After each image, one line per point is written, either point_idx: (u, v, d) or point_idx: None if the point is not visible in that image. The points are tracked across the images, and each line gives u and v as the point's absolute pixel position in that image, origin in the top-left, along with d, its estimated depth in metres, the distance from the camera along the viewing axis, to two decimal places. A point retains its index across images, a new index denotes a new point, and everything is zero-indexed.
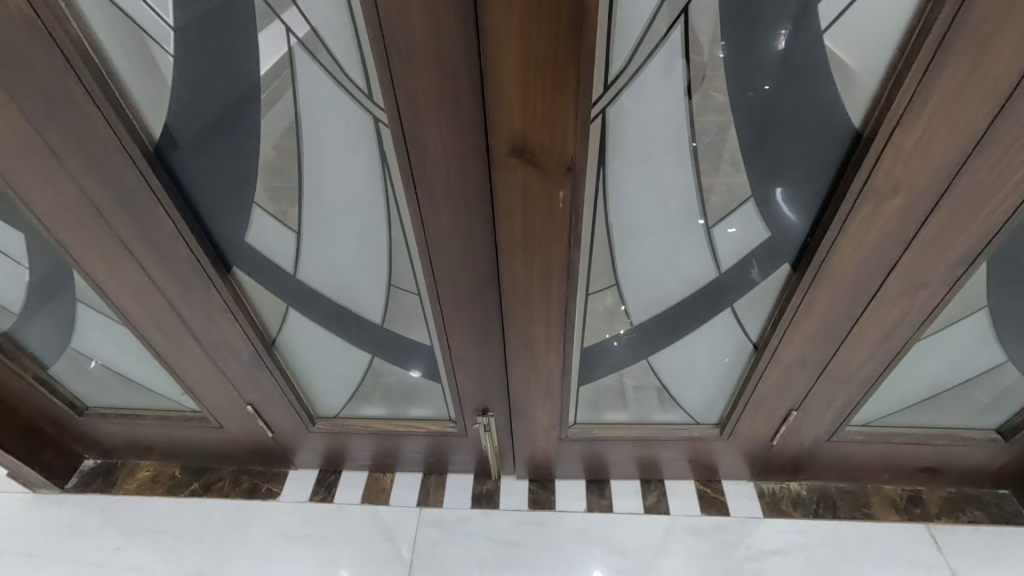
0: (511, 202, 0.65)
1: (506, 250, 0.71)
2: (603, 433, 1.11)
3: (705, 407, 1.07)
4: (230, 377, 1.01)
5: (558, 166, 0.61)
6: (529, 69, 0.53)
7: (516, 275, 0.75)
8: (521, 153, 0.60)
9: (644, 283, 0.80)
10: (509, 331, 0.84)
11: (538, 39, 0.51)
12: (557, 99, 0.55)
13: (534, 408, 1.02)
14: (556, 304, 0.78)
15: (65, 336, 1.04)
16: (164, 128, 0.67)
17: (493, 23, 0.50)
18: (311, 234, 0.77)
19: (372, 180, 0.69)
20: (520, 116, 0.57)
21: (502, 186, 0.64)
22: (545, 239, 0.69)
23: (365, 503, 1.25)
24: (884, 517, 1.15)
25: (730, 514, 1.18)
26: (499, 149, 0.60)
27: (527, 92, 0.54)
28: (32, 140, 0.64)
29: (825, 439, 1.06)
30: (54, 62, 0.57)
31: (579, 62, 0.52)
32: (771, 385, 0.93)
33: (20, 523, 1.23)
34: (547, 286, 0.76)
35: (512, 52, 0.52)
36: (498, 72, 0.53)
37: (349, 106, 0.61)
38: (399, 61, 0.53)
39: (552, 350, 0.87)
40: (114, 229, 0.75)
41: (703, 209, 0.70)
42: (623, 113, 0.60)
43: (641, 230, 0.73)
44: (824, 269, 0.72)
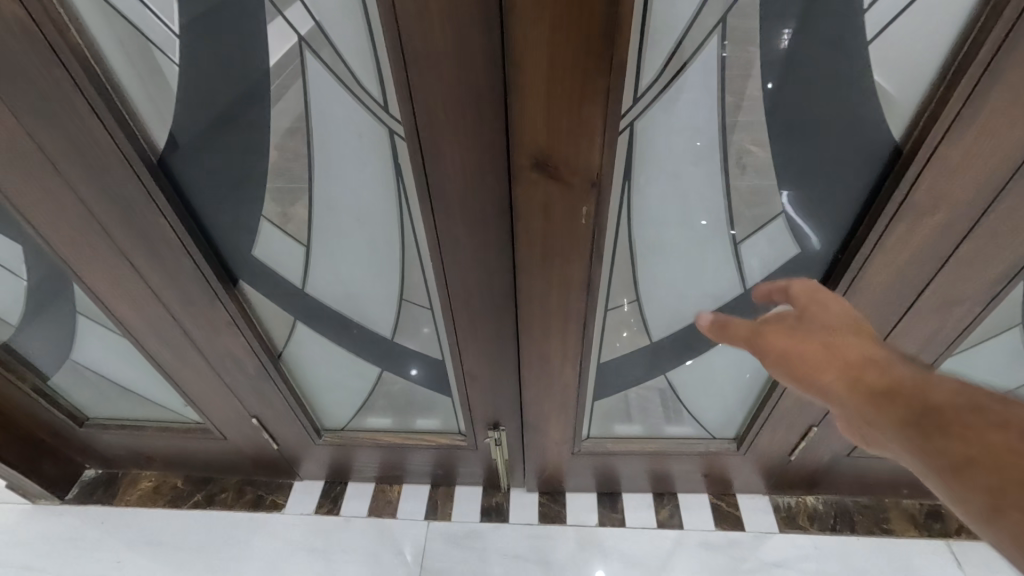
0: (531, 218, 0.62)
1: (524, 266, 0.68)
2: (616, 447, 1.08)
3: (722, 420, 1.04)
4: (234, 390, 0.98)
5: (582, 181, 0.58)
6: (555, 81, 0.50)
7: (534, 290, 0.72)
8: (544, 167, 0.57)
9: (665, 298, 0.78)
10: (524, 346, 0.82)
11: (565, 51, 0.48)
12: (584, 112, 0.52)
13: (546, 423, 0.99)
14: (574, 320, 0.76)
15: (64, 347, 1.01)
16: (169, 138, 0.64)
17: (519, 32, 0.47)
18: (321, 246, 0.75)
19: (386, 193, 0.66)
20: (544, 130, 0.54)
21: (522, 201, 0.61)
22: (566, 255, 0.66)
23: (371, 516, 1.22)
24: (903, 533, 1.13)
25: (745, 529, 1.16)
26: (520, 164, 0.57)
27: (553, 105, 0.52)
28: (30, 150, 0.61)
29: (845, 455, 1.04)
30: (53, 71, 0.54)
31: (608, 74, 0.49)
32: (793, 400, 0.91)
33: (19, 535, 1.20)
34: (566, 302, 0.73)
35: (539, 63, 0.49)
36: (522, 84, 0.50)
37: (364, 118, 0.59)
38: (418, 73, 0.50)
39: (568, 366, 0.84)
40: (115, 241, 0.72)
41: (732, 224, 0.68)
42: (651, 125, 0.58)
43: (666, 245, 0.71)
44: (855, 287, 0.70)
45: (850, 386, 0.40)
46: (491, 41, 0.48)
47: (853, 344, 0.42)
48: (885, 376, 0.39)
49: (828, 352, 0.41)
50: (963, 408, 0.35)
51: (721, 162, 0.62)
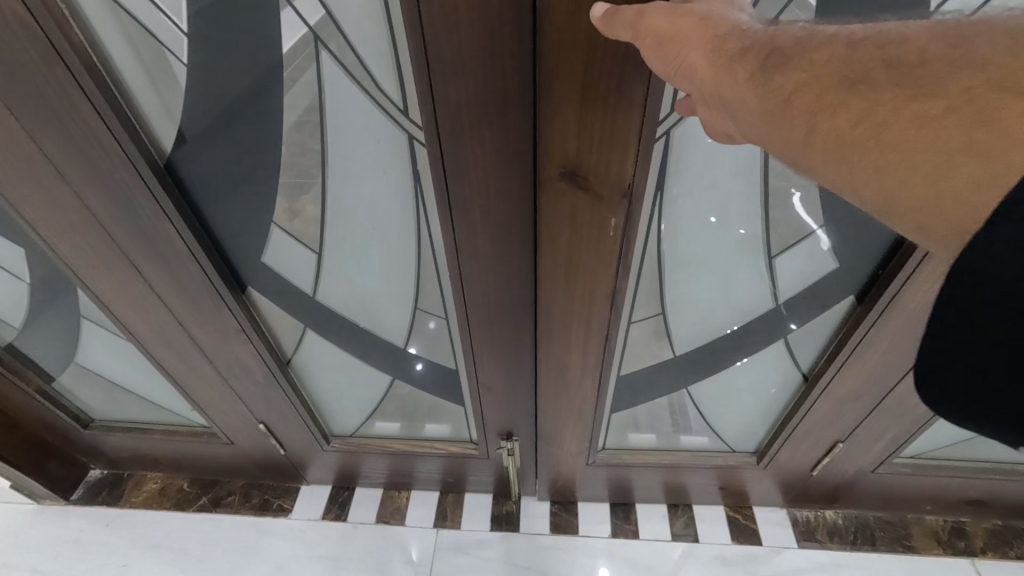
0: (557, 228, 0.59)
1: (547, 278, 0.65)
2: (632, 460, 1.05)
3: (743, 434, 1.02)
4: (242, 396, 0.96)
5: (613, 191, 0.55)
6: (590, 86, 0.46)
7: (557, 302, 0.69)
8: (573, 177, 0.54)
9: (692, 311, 0.76)
10: (542, 358, 0.79)
11: (602, 56, 0.44)
12: (619, 120, 0.49)
13: (563, 434, 0.97)
14: (596, 333, 0.73)
15: (69, 349, 0.98)
16: (176, 141, 0.61)
17: (554, 35, 0.44)
18: (333, 254, 0.72)
19: (403, 200, 0.63)
20: (575, 139, 0.51)
21: (549, 212, 0.58)
22: (591, 267, 0.63)
23: (380, 523, 1.20)
24: (926, 551, 1.10)
25: (762, 543, 1.13)
26: (547, 172, 0.54)
27: (586, 112, 0.48)
28: (29, 151, 0.58)
29: (870, 470, 1.00)
30: (54, 71, 0.51)
31: (647, 79, 0.46)
32: (820, 415, 0.88)
33: (24, 536, 1.19)
34: (588, 315, 0.70)
35: (573, 69, 0.46)
36: (555, 89, 0.47)
37: (383, 122, 0.56)
38: (442, 77, 0.47)
39: (588, 378, 0.81)
40: (120, 246, 0.69)
41: (766, 239, 0.66)
42: (687, 133, 0.55)
43: (697, 258, 0.69)
44: (896, 303, 0.67)
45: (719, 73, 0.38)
46: (522, 44, 0.45)
47: (736, 36, 0.40)
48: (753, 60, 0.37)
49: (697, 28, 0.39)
50: (802, 55, 0.35)
51: (763, 176, 0.60)
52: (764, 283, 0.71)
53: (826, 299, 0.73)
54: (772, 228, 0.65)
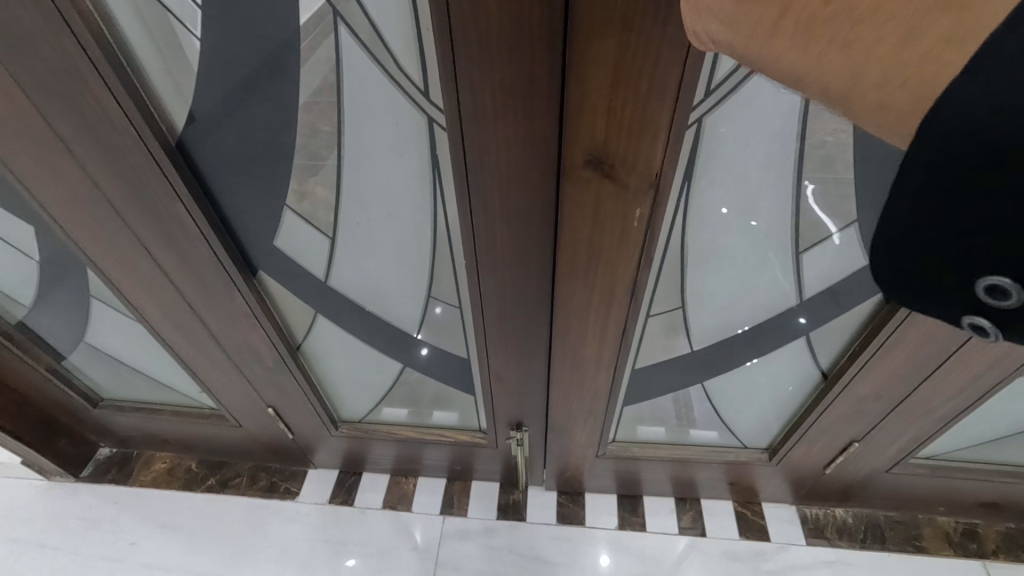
0: (580, 218, 0.58)
1: (566, 269, 0.64)
2: (642, 455, 1.04)
3: (756, 432, 1.00)
4: (252, 380, 0.95)
5: (640, 180, 0.53)
6: (621, 71, 0.44)
7: (576, 293, 0.67)
8: (598, 165, 0.52)
9: (712, 307, 0.74)
10: (557, 351, 0.78)
11: (636, 39, 0.42)
12: (650, 106, 0.47)
13: (573, 426, 0.96)
14: (614, 327, 0.71)
15: (78, 328, 0.98)
16: (188, 118, 0.59)
17: (587, 15, 0.41)
18: (346, 239, 0.70)
19: (420, 185, 0.62)
20: (603, 123, 0.48)
21: (570, 201, 0.56)
22: (613, 260, 0.61)
23: (386, 508, 1.20)
24: (936, 551, 1.09)
25: (771, 539, 1.12)
26: (572, 160, 0.52)
27: (616, 97, 0.46)
28: (37, 127, 0.57)
29: (884, 470, 0.99)
30: (62, 42, 0.49)
31: (684, 65, 0.44)
32: (837, 414, 0.86)
33: (35, 511, 1.20)
34: (606, 308, 0.68)
35: (606, 50, 0.43)
36: (585, 72, 0.45)
37: (402, 103, 0.54)
38: (466, 56, 0.45)
39: (603, 373, 0.80)
40: (131, 227, 0.68)
41: (795, 234, 0.64)
42: (719, 122, 0.53)
43: (721, 253, 0.67)
44: None
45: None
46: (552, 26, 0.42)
47: None
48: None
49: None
50: None
51: (793, 171, 0.58)
52: (788, 280, 0.69)
53: (854, 298, 0.70)
54: (800, 224, 0.63)
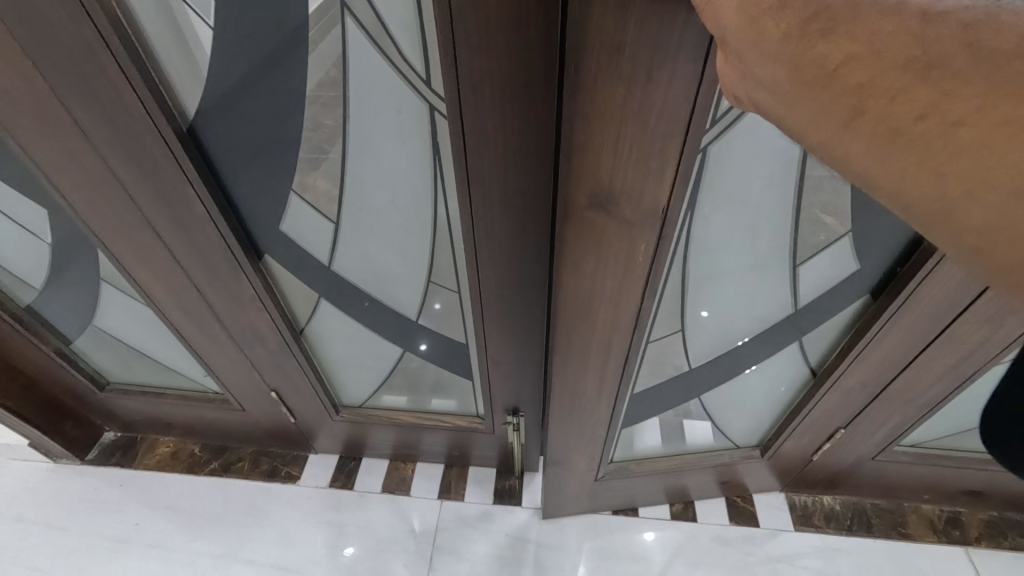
0: (582, 256, 0.58)
1: (567, 302, 0.64)
2: (633, 474, 1.05)
3: (748, 430, 1.04)
4: (256, 364, 0.98)
5: (645, 217, 0.54)
6: (629, 109, 0.45)
7: (579, 323, 0.67)
8: (602, 206, 0.53)
9: (708, 316, 0.76)
10: (558, 384, 0.77)
11: (644, 78, 0.42)
12: (657, 149, 0.48)
13: (572, 455, 0.95)
14: (616, 357, 0.73)
15: (86, 311, 1.00)
16: (199, 105, 0.61)
17: (591, 72, 0.43)
18: (350, 225, 0.73)
19: (423, 172, 0.64)
20: (608, 168, 0.50)
21: (574, 238, 0.57)
22: (617, 290, 0.62)
23: (385, 492, 1.23)
24: (920, 538, 1.12)
25: (760, 525, 1.15)
26: (576, 200, 0.53)
27: (622, 143, 0.47)
28: (56, 112, 0.59)
29: (870, 458, 1.02)
30: (81, 29, 0.52)
31: (694, 100, 0.44)
32: (827, 409, 0.89)
33: (42, 492, 1.23)
34: (611, 339, 0.70)
35: (610, 101, 0.44)
36: (587, 125, 0.46)
37: (405, 92, 0.56)
38: (467, 48, 0.48)
39: (603, 399, 0.81)
40: (142, 211, 0.70)
41: (795, 249, 0.67)
42: (724, 149, 0.54)
43: (718, 272, 0.70)
44: (906, 305, 0.68)
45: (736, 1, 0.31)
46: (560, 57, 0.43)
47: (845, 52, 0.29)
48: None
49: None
50: None
51: (796, 185, 0.60)
52: (785, 281, 0.72)
53: (842, 291, 0.73)
54: (800, 227, 0.65)
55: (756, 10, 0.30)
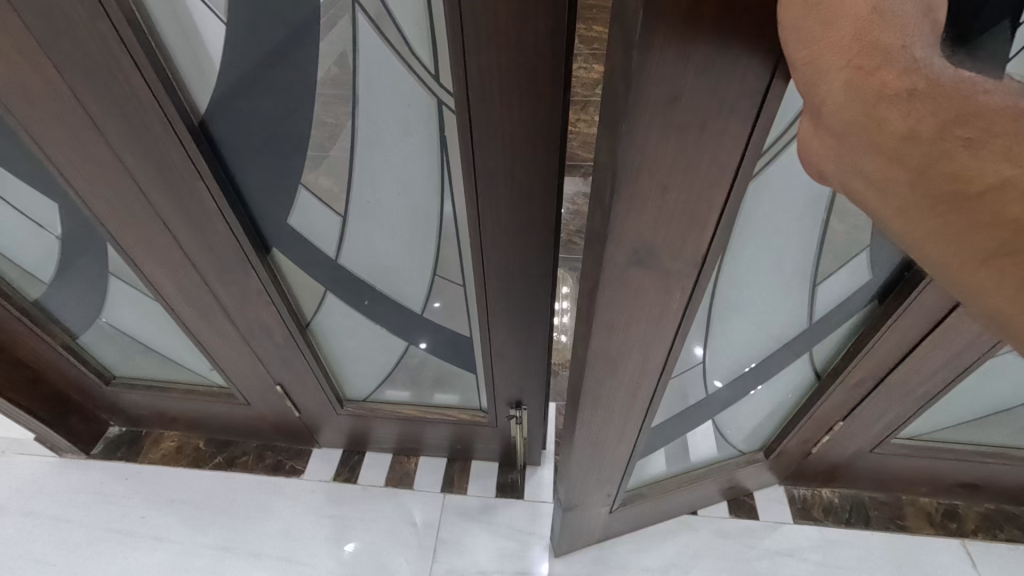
0: (614, 312, 0.53)
1: (590, 355, 0.58)
2: (648, 504, 1.05)
3: (752, 436, 1.05)
4: (262, 358, 0.99)
5: (688, 262, 0.49)
6: (677, 161, 0.39)
7: (608, 372, 0.62)
8: (642, 259, 0.47)
9: (732, 343, 0.77)
10: (580, 431, 0.72)
11: (700, 126, 0.37)
12: (707, 197, 0.42)
13: (587, 494, 0.91)
14: (642, 397, 0.69)
15: (93, 305, 1.01)
16: (210, 100, 0.62)
17: (642, 131, 0.36)
18: (357, 219, 0.74)
19: (430, 165, 0.65)
20: (653, 221, 0.44)
21: (610, 296, 0.50)
22: (646, 334, 0.57)
23: (388, 486, 1.24)
24: (918, 530, 1.13)
25: (759, 518, 1.16)
26: (612, 259, 0.47)
27: (669, 197, 0.42)
28: (71, 106, 0.60)
29: (868, 450, 1.03)
30: (96, 23, 0.53)
31: (746, 145, 0.39)
32: (830, 406, 0.91)
33: (48, 485, 1.24)
34: (638, 380, 0.66)
35: (662, 155, 0.38)
36: (636, 184, 0.40)
37: (413, 87, 0.58)
38: (476, 45, 0.49)
39: (625, 437, 0.78)
40: (153, 205, 0.71)
41: (816, 273, 0.69)
42: (759, 186, 0.54)
43: (740, 303, 0.71)
44: (911, 305, 0.70)
45: (846, 75, 0.25)
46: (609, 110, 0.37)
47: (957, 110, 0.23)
48: (906, 76, 0.23)
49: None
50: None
51: (826, 205, 0.60)
52: (804, 295, 0.72)
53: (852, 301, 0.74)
54: (821, 244, 0.65)
55: (873, 94, 0.24)
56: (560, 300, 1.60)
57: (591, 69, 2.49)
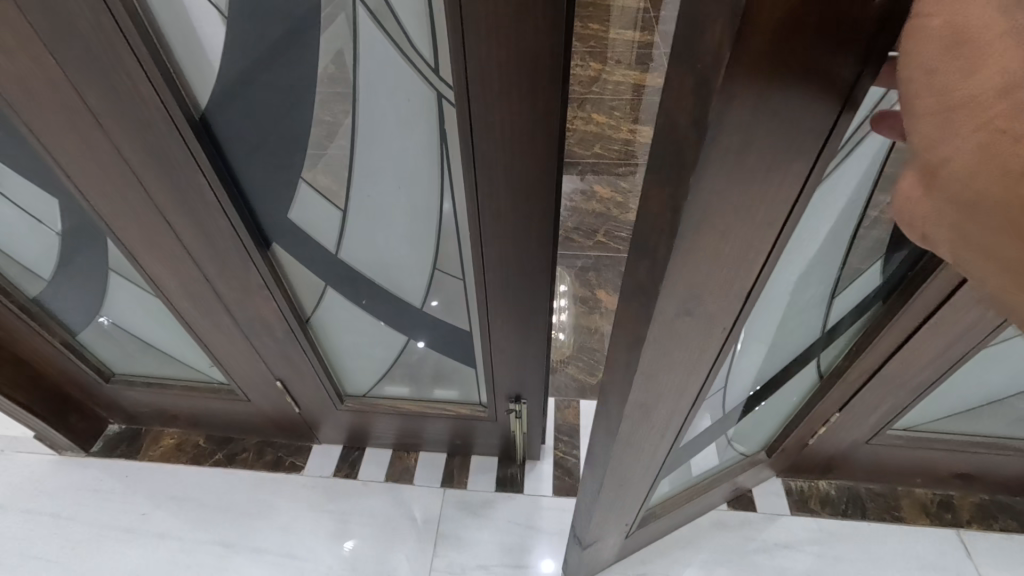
0: (658, 354, 0.50)
1: (627, 397, 0.56)
2: (657, 522, 1.02)
3: (756, 437, 1.06)
4: (262, 353, 0.99)
5: (736, 297, 0.46)
6: (741, 204, 0.36)
7: (644, 412, 0.60)
8: (692, 304, 0.45)
9: (755, 359, 0.77)
10: (611, 470, 0.70)
11: (773, 169, 0.34)
12: (767, 234, 0.40)
13: (609, 526, 0.88)
14: (673, 427, 0.67)
15: (93, 302, 1.02)
16: (211, 96, 0.62)
17: (712, 177, 0.33)
18: (358, 213, 0.74)
19: (429, 159, 0.66)
20: (709, 266, 0.41)
21: (657, 341, 0.48)
22: (684, 370, 0.55)
23: (388, 481, 1.25)
24: (914, 521, 1.14)
25: (757, 510, 1.17)
26: (663, 308, 0.44)
27: (728, 240, 0.39)
28: (73, 102, 0.61)
29: (864, 442, 1.04)
30: (97, 17, 0.53)
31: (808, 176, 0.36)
32: (831, 403, 0.93)
33: (48, 483, 1.24)
34: (670, 413, 0.64)
35: (726, 199, 0.35)
36: (696, 233, 0.37)
37: (413, 80, 0.58)
38: (476, 37, 0.50)
39: (652, 466, 0.76)
40: (154, 200, 0.72)
41: (837, 281, 0.73)
42: (811, 214, 0.53)
43: (764, 326, 0.71)
44: (911, 303, 0.72)
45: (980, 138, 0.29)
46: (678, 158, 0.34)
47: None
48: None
49: (991, 35, 0.27)
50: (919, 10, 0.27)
51: (856, 218, 0.63)
52: (823, 300, 0.75)
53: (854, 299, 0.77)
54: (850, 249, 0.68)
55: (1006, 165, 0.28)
56: (558, 298, 1.61)
57: (589, 68, 2.50)
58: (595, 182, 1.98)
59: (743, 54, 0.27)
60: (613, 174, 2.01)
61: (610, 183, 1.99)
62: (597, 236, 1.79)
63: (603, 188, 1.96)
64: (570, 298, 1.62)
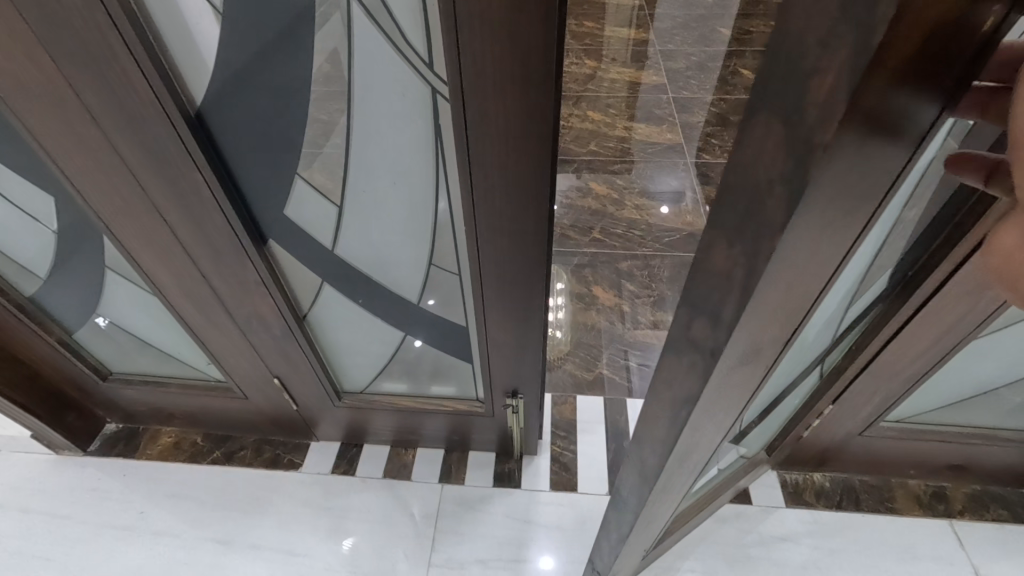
0: (708, 403, 0.46)
1: (673, 444, 0.51)
2: (670, 536, 1.00)
3: (761, 441, 1.05)
4: (260, 350, 0.99)
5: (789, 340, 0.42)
6: (820, 251, 0.32)
7: (685, 455, 0.55)
8: (749, 353, 0.40)
9: (780, 378, 0.74)
10: (646, 508, 0.65)
11: (860, 220, 0.30)
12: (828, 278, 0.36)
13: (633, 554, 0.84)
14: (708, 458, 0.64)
15: (89, 300, 1.02)
16: (206, 92, 0.63)
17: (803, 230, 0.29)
18: (354, 209, 0.74)
19: (424, 154, 0.66)
20: (774, 317, 0.36)
21: (711, 391, 0.43)
22: (729, 410, 0.51)
23: (386, 477, 1.25)
24: (908, 512, 1.16)
25: (753, 503, 1.18)
26: (720, 359, 0.39)
27: (796, 290, 0.34)
28: (68, 98, 0.61)
29: (857, 434, 1.05)
30: (93, 14, 0.53)
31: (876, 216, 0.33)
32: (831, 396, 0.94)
33: (45, 482, 1.24)
34: (707, 449, 0.59)
35: (807, 252, 0.31)
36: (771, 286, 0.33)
37: (408, 75, 0.58)
38: (469, 31, 0.50)
39: (681, 497, 0.72)
40: (150, 197, 0.72)
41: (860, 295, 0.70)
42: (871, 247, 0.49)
43: (797, 350, 0.67)
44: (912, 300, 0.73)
45: None
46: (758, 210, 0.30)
47: None
48: None
49: None
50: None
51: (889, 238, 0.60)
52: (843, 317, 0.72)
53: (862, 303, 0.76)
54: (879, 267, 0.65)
55: None
56: (555, 295, 1.62)
57: (584, 65, 2.51)
58: (590, 179, 1.99)
59: (865, 100, 0.23)
60: (608, 171, 2.01)
61: (605, 179, 1.99)
62: (593, 233, 1.80)
63: (599, 185, 1.96)
64: (566, 295, 1.62)
